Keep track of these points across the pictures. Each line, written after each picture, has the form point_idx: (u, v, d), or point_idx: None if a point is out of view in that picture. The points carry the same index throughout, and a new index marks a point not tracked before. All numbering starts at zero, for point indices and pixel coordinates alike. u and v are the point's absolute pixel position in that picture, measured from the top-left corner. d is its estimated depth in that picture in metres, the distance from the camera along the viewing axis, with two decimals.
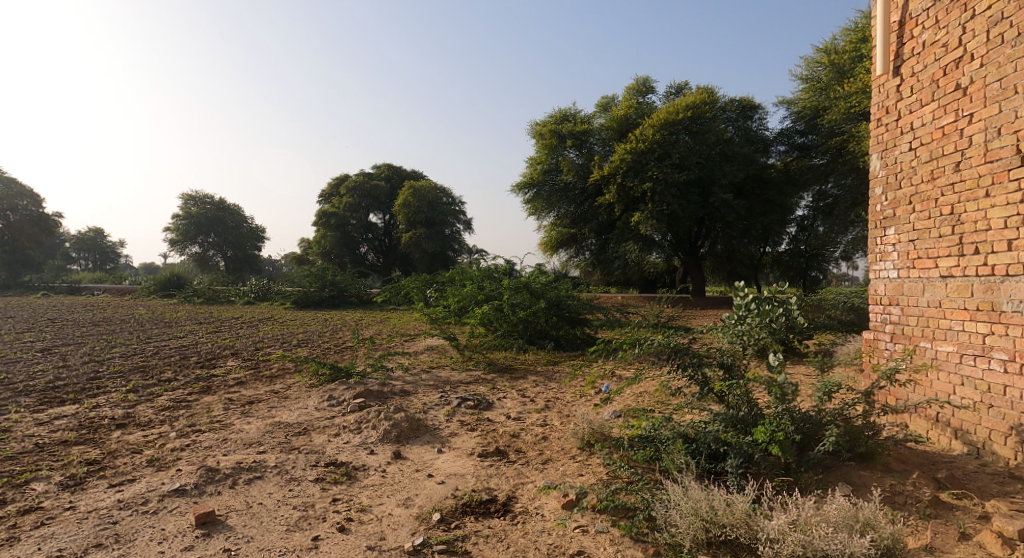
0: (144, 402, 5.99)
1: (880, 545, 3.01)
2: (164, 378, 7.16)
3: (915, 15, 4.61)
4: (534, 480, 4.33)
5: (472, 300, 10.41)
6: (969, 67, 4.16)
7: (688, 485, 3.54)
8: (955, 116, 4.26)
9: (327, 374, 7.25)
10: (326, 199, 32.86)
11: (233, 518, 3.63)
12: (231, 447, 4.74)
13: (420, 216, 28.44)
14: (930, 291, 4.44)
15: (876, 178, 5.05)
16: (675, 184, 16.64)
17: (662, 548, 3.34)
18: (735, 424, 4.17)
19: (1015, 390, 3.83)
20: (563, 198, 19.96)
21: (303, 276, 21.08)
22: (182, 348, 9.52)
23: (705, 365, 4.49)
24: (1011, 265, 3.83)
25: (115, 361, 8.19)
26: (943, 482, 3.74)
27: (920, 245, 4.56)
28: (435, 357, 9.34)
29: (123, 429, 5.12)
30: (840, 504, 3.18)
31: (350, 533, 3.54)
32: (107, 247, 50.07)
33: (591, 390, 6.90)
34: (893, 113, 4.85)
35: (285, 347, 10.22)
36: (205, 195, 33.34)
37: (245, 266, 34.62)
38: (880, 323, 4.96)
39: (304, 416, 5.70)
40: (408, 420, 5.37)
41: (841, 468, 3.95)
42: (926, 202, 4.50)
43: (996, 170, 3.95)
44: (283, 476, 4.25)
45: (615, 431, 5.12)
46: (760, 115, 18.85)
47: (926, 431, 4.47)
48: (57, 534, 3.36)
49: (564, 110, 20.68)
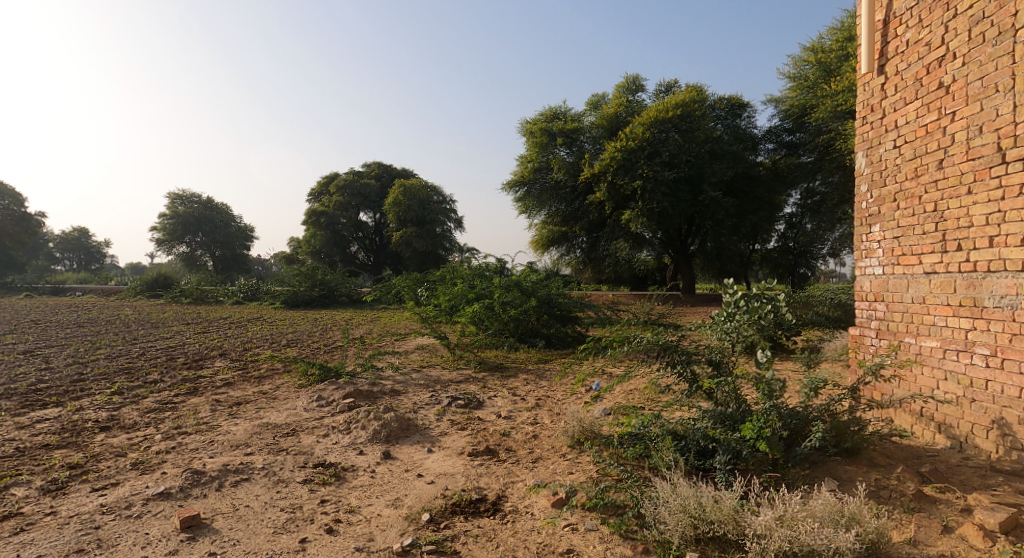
0: (129, 404, 5.94)
1: (865, 539, 3.02)
2: (150, 380, 7.09)
3: (899, 14, 4.64)
4: (525, 479, 4.33)
5: (463, 299, 10.35)
6: (951, 65, 4.20)
7: (677, 482, 3.56)
8: (938, 114, 4.29)
9: (317, 374, 7.21)
10: (317, 198, 32.77)
11: (219, 521, 3.60)
12: (217, 448, 4.72)
13: (411, 214, 28.37)
14: (914, 287, 4.49)
15: (861, 176, 5.07)
16: (665, 182, 16.64)
17: (652, 546, 3.35)
18: (724, 420, 4.20)
19: (996, 384, 3.87)
20: (553, 196, 19.98)
21: (292, 276, 21.03)
22: (169, 350, 9.41)
23: (693, 362, 4.53)
24: (992, 261, 3.88)
25: (100, 363, 8.11)
26: (927, 476, 3.78)
27: (904, 242, 4.60)
28: (426, 356, 9.28)
29: (108, 432, 5.07)
30: (825, 498, 3.19)
31: (338, 535, 3.52)
32: (92, 247, 49.83)
33: (581, 387, 7.00)
34: (879, 110, 4.88)
35: (274, 347, 10.14)
36: (193, 194, 33.07)
37: (234, 266, 34.55)
38: (866, 319, 5.00)
39: (292, 418, 5.66)
40: (398, 420, 5.37)
41: (828, 463, 3.99)
42: (910, 200, 4.54)
43: (978, 168, 3.99)
44: (270, 478, 4.22)
45: (605, 428, 5.15)
46: (749, 113, 19.00)
47: (911, 425, 4.53)
48: (37, 540, 3.31)
49: (555, 108, 20.61)
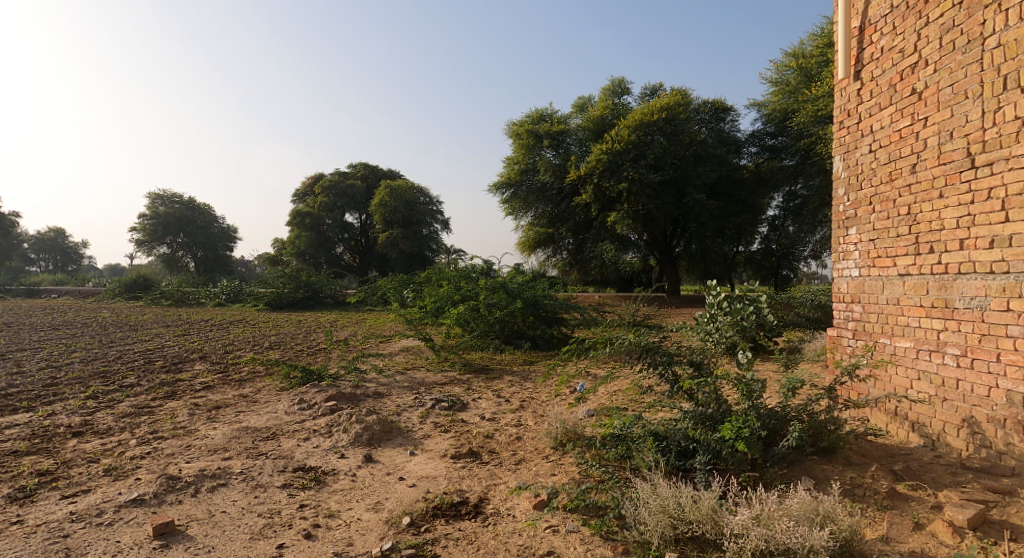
0: (103, 409, 5.82)
1: (839, 537, 3.05)
2: (126, 384, 6.97)
3: (874, 21, 4.72)
4: (507, 480, 4.33)
5: (449, 300, 10.30)
6: (924, 72, 4.27)
7: (657, 483, 3.58)
8: (911, 120, 4.37)
9: (299, 377, 7.14)
10: (302, 198, 32.51)
11: (194, 527, 3.55)
12: (194, 453, 4.64)
13: (397, 216, 28.22)
14: (889, 289, 4.56)
15: (838, 179, 5.15)
16: (650, 184, 16.73)
17: (632, 546, 3.36)
18: (704, 421, 4.22)
19: (966, 384, 3.95)
20: (540, 198, 20.04)
21: (276, 277, 20.84)
22: (147, 353, 9.26)
23: (675, 363, 4.57)
24: (962, 263, 3.96)
25: (74, 367, 7.94)
26: (900, 475, 3.84)
27: (879, 245, 4.67)
28: (410, 358, 9.25)
29: (79, 438, 4.97)
30: (800, 497, 3.22)
31: (317, 540, 3.49)
32: (68, 248, 48.93)
33: (565, 389, 7.00)
34: (855, 115, 4.96)
35: (256, 350, 10.02)
36: (174, 194, 32.56)
37: (217, 267, 34.08)
38: (843, 320, 5.07)
39: (273, 421, 5.59)
40: (380, 422, 5.34)
41: (805, 462, 4.05)
42: (885, 203, 4.62)
43: (949, 172, 4.07)
44: (248, 483, 4.17)
45: (588, 430, 5.17)
46: (733, 117, 19.19)
47: (886, 424, 4.60)
48: (2, 550, 3.24)
49: (541, 110, 20.63)
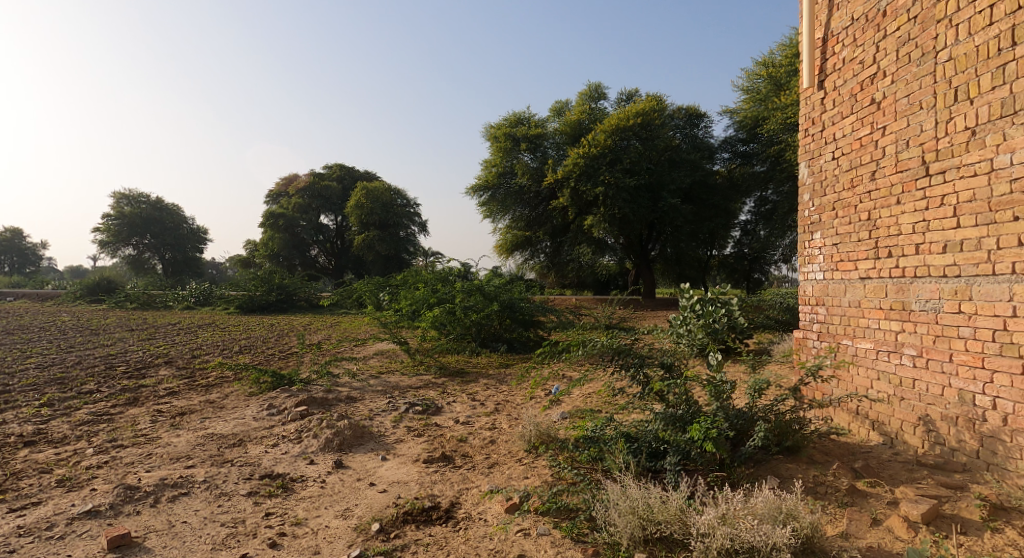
0: (59, 417, 5.63)
1: (801, 534, 3.11)
2: (86, 390, 6.75)
3: (836, 32, 4.84)
4: (479, 484, 4.31)
5: (425, 303, 10.22)
6: (882, 83, 4.39)
7: (626, 484, 3.61)
8: (871, 128, 4.49)
9: (268, 382, 7.01)
10: (275, 200, 32.02)
11: (152, 539, 3.45)
12: (155, 462, 4.52)
13: (374, 218, 27.95)
14: (851, 292, 4.68)
15: (804, 185, 5.27)
16: (627, 189, 16.81)
17: (601, 548, 3.37)
18: (674, 422, 4.25)
19: (922, 383, 4.06)
20: (518, 201, 20.09)
21: (247, 280, 20.43)
22: (110, 358, 8.99)
23: (646, 365, 4.61)
24: (918, 267, 4.08)
25: (31, 373, 7.65)
26: (860, 472, 3.93)
27: (842, 249, 4.79)
28: (385, 362, 9.16)
29: (33, 448, 4.79)
30: (764, 496, 3.27)
31: (282, 549, 3.42)
32: (27, 250, 47.37)
33: (540, 391, 7.00)
34: (819, 123, 5.07)
35: (224, 354, 9.80)
36: (140, 195, 31.86)
37: (186, 270, 33.21)
38: (809, 322, 5.18)
39: (240, 427, 5.47)
40: (351, 428, 5.27)
41: (770, 462, 4.12)
42: (847, 209, 4.74)
43: (905, 180, 4.19)
44: (211, 491, 4.06)
45: (561, 432, 5.18)
46: (706, 123, 19.49)
47: (848, 423, 4.71)
48: None
49: (519, 113, 20.67)
